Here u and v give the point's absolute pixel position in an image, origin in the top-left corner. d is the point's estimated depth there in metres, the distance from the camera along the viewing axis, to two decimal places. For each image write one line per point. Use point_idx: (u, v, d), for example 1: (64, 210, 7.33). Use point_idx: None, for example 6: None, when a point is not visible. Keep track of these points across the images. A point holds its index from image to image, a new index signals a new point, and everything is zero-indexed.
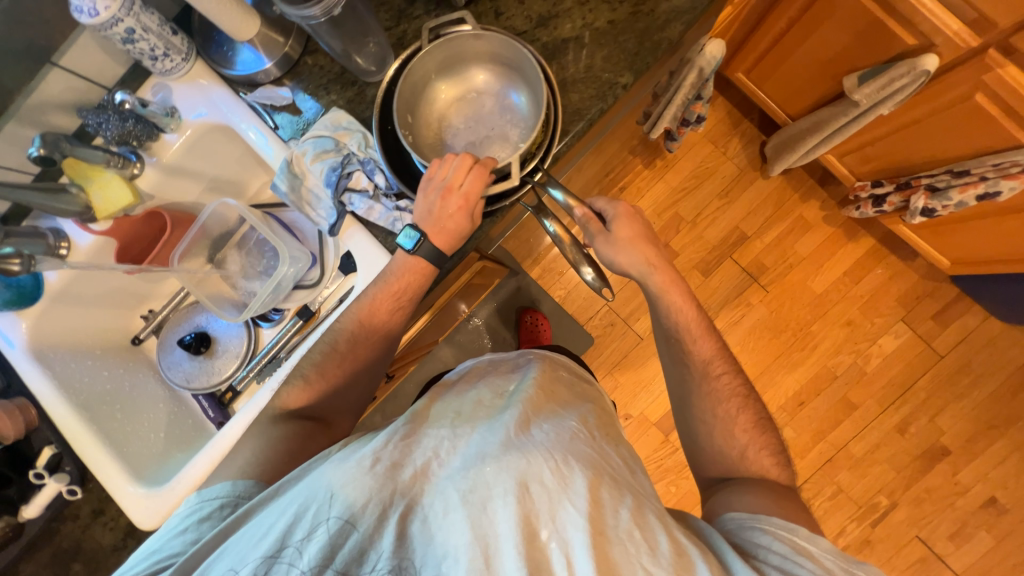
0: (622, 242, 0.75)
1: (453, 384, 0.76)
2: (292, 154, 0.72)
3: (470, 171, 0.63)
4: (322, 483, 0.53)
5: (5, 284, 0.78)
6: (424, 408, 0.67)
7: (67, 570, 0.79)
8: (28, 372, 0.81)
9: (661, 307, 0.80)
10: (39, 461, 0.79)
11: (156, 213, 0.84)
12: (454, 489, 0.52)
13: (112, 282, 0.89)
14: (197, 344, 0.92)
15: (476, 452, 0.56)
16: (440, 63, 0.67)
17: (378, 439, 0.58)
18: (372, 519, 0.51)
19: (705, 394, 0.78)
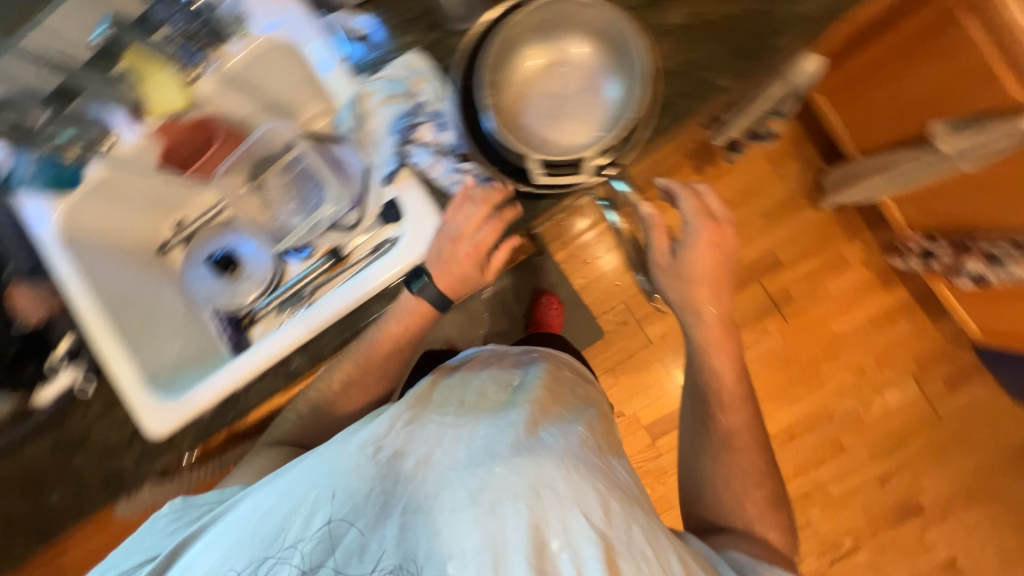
0: (693, 276, 0.72)
1: (465, 365, 0.80)
2: (362, 91, 0.68)
3: (486, 221, 0.63)
4: (334, 470, 0.61)
5: (45, 167, 0.76)
6: (431, 390, 0.71)
7: (72, 457, 0.81)
8: (56, 261, 0.79)
9: (703, 361, 0.75)
10: (59, 346, 0.79)
11: (209, 122, 0.81)
12: (462, 484, 0.55)
13: (150, 185, 0.86)
14: (225, 263, 0.93)
15: (484, 447, 0.58)
16: (538, 26, 0.62)
17: (388, 429, 0.63)
18: (375, 513, 0.56)
19: (725, 458, 0.75)
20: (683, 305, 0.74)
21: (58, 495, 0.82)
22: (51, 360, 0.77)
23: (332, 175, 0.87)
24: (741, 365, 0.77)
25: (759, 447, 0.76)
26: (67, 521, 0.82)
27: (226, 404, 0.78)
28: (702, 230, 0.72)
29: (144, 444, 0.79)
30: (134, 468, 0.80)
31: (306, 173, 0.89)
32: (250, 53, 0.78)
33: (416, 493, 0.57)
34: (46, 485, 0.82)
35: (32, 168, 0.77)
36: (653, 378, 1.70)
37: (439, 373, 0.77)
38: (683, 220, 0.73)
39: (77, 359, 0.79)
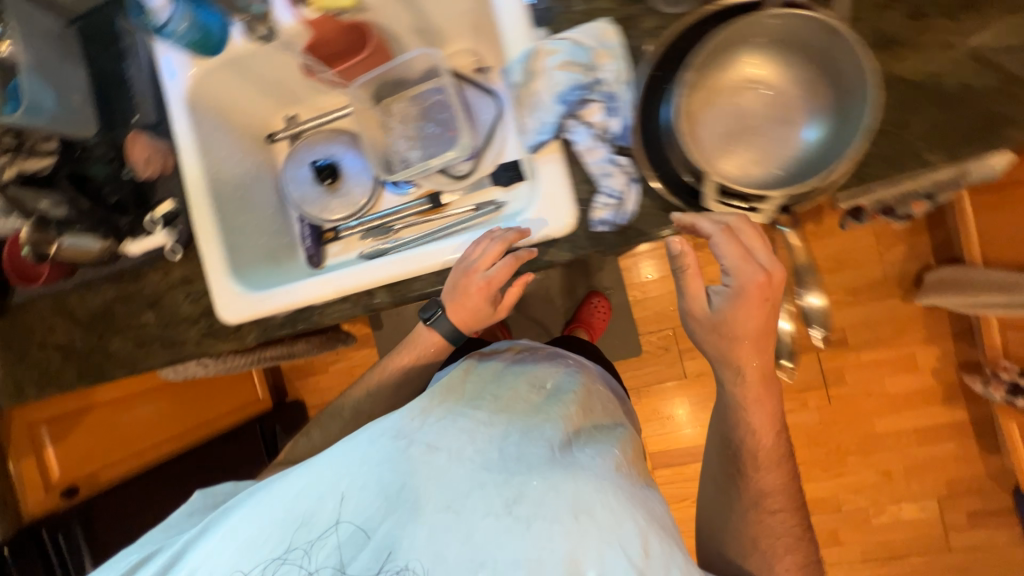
0: (731, 334, 0.60)
1: (500, 355, 0.82)
2: (541, 47, 0.62)
3: (501, 263, 0.65)
4: (361, 461, 0.61)
5: (195, 24, 0.72)
6: (463, 380, 0.73)
7: (143, 313, 0.83)
8: (177, 122, 0.78)
9: (743, 415, 0.68)
10: (156, 209, 0.78)
11: (365, 36, 0.78)
12: (496, 492, 0.57)
13: (282, 73, 0.84)
14: (323, 173, 0.89)
15: (518, 459, 0.60)
16: (770, 38, 0.55)
17: (420, 425, 0.64)
18: (405, 508, 0.57)
19: (755, 519, 0.68)
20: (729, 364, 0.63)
21: (120, 342, 0.84)
22: (148, 217, 0.78)
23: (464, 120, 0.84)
24: (780, 421, 0.70)
25: (794, 509, 0.69)
26: (121, 370, 0.85)
27: (296, 314, 0.77)
28: (749, 282, 0.56)
29: (211, 324, 0.80)
30: (195, 343, 0.81)
31: (436, 111, 0.85)
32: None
33: (445, 496, 0.57)
34: (112, 330, 0.85)
35: (180, 26, 0.71)
36: (674, 411, 1.67)
37: (473, 360, 0.79)
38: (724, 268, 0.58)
39: (172, 224, 0.78)
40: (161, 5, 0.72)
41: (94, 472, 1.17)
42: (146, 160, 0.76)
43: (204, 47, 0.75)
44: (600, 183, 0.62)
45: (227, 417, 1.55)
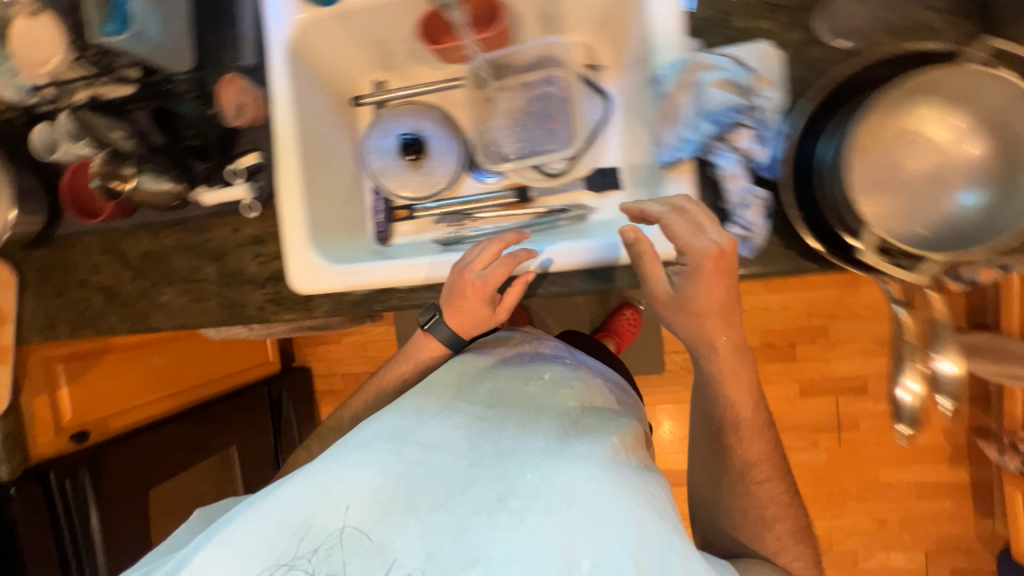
0: (696, 312, 0.60)
1: (500, 347, 0.78)
2: (700, 58, 0.59)
3: (495, 263, 0.68)
4: (351, 468, 0.58)
5: None
6: (459, 377, 0.70)
7: (203, 268, 0.77)
8: (275, 72, 0.72)
9: (716, 391, 0.66)
10: (239, 160, 0.72)
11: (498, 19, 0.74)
12: (488, 488, 0.56)
13: (388, 35, 0.78)
14: (411, 149, 0.85)
15: (509, 454, 0.59)
16: (966, 93, 0.52)
17: (415, 425, 0.63)
18: (399, 505, 0.55)
19: (744, 485, 0.68)
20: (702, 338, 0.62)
21: (172, 295, 0.79)
22: (230, 168, 0.72)
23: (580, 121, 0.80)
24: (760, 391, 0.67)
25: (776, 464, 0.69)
26: (168, 323, 0.79)
27: (374, 294, 0.74)
28: (704, 257, 0.56)
29: (278, 290, 0.75)
30: (257, 306, 0.76)
31: (549, 103, 0.81)
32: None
33: (440, 495, 0.56)
34: (165, 280, 0.79)
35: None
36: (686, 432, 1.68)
37: (470, 353, 0.75)
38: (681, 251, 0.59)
39: (255, 179, 0.73)
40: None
41: (104, 418, 1.11)
42: (245, 104, 0.70)
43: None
44: (737, 213, 0.59)
45: (236, 376, 1.49)
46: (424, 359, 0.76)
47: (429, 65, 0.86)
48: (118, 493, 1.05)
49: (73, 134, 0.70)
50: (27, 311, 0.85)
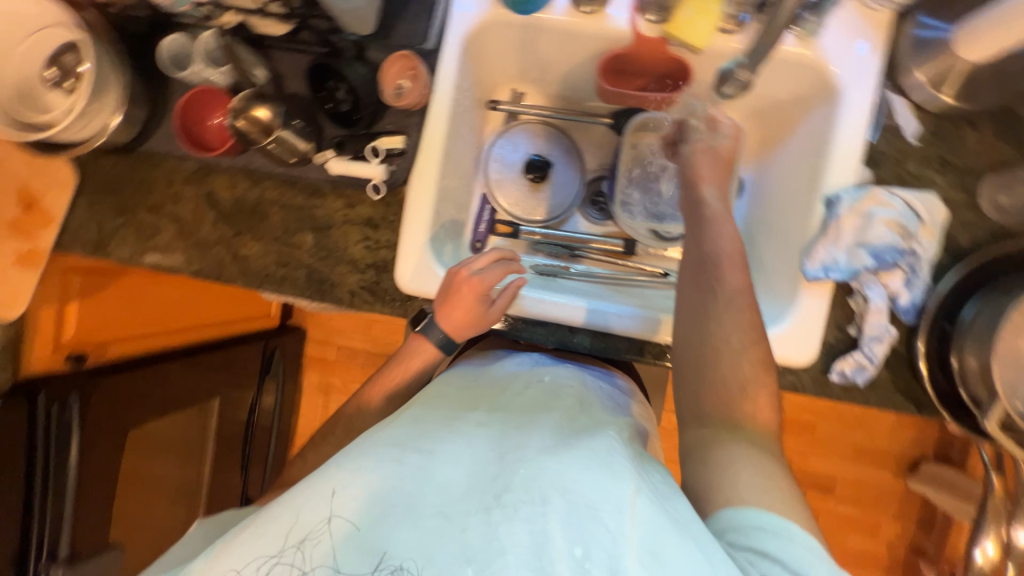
0: (717, 158, 0.67)
1: (500, 361, 0.69)
2: (877, 191, 0.62)
3: (486, 265, 0.67)
4: (344, 472, 0.46)
5: None
6: (462, 389, 0.60)
7: (298, 233, 0.72)
8: (447, 64, 0.68)
9: (700, 222, 0.62)
10: (382, 139, 0.68)
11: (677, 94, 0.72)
12: (485, 484, 0.45)
13: (557, 58, 0.76)
14: (537, 171, 0.83)
15: (510, 451, 0.48)
16: None
17: (414, 430, 0.51)
18: (384, 509, 0.44)
19: (720, 367, 0.54)
20: (699, 178, 0.66)
21: (258, 250, 0.73)
22: (371, 146, 0.68)
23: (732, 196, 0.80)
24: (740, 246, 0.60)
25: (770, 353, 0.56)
26: (246, 282, 0.73)
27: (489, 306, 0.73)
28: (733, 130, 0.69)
29: (377, 279, 0.71)
30: (350, 292, 0.72)
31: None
32: (802, 55, 0.65)
33: (435, 497, 0.44)
34: (254, 233, 0.73)
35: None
36: None
37: (467, 371, 0.65)
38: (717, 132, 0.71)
39: (391, 162, 0.69)
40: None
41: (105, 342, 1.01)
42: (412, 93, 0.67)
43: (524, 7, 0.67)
44: (862, 342, 0.63)
45: (242, 323, 1.37)
46: (417, 354, 0.69)
47: (574, 94, 0.84)
48: (102, 433, 0.92)
49: (211, 57, 0.68)
50: (76, 219, 0.76)
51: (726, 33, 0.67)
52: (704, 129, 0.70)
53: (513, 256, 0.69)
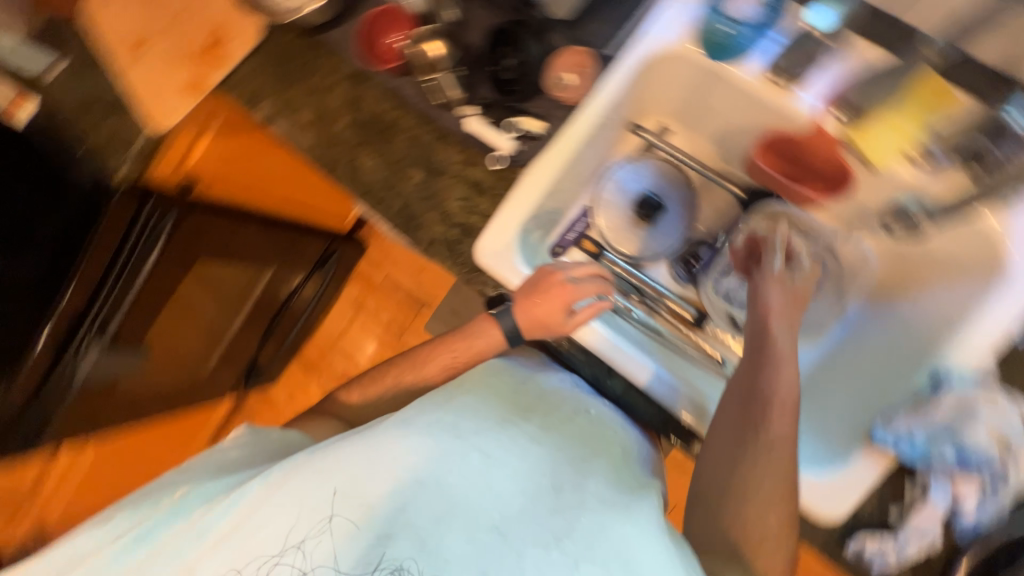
0: (789, 293, 0.67)
1: (550, 371, 0.73)
2: (1004, 398, 0.58)
3: (581, 276, 0.71)
4: (416, 454, 0.54)
5: (740, 30, 0.65)
6: (519, 395, 0.65)
7: (411, 166, 0.75)
8: (617, 75, 0.68)
9: (764, 363, 0.61)
10: (524, 119, 0.71)
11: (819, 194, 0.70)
12: (536, 514, 0.52)
13: (722, 112, 0.75)
14: (648, 211, 0.83)
15: (558, 487, 0.55)
16: None
17: (476, 427, 0.58)
18: (438, 512, 0.51)
19: None
20: (769, 314, 0.65)
21: (372, 165, 0.77)
22: (511, 120, 0.71)
23: (832, 323, 0.76)
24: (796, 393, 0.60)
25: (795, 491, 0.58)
26: (352, 189, 0.78)
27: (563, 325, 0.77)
28: (805, 275, 0.70)
29: (460, 239, 0.74)
30: (431, 239, 0.75)
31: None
32: (981, 218, 0.60)
33: (490, 507, 0.52)
34: (377, 150, 0.77)
35: (724, 25, 0.65)
36: None
37: (515, 369, 0.70)
38: (796, 259, 0.71)
39: (523, 142, 0.71)
40: (743, 7, 0.65)
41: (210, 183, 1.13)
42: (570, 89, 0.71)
43: (721, 57, 0.67)
44: (900, 528, 0.63)
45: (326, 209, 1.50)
46: (484, 337, 0.74)
47: (717, 149, 0.82)
48: (176, 248, 1.02)
49: None
50: (242, 71, 0.84)
51: (908, 161, 0.63)
52: (779, 260, 0.70)
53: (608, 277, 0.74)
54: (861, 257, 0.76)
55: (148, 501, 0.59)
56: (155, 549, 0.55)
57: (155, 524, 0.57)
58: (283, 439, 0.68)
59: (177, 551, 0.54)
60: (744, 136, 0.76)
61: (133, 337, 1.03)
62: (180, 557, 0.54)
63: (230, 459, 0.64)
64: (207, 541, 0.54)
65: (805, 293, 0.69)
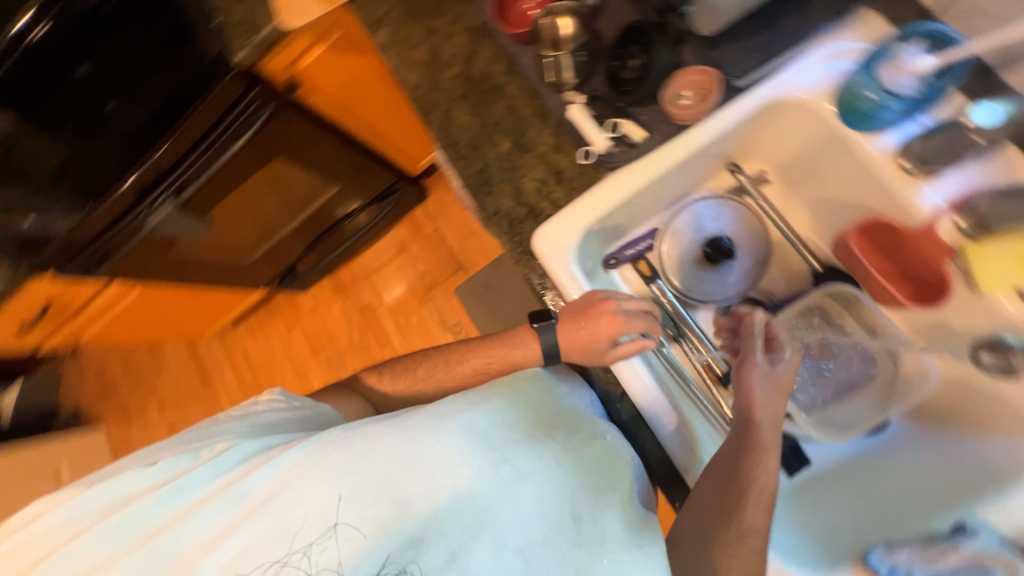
0: (766, 388, 0.63)
1: (570, 384, 0.76)
2: None
3: (634, 310, 0.69)
4: (454, 464, 0.62)
5: (889, 102, 0.60)
6: (548, 415, 0.70)
7: (501, 136, 0.76)
8: (734, 110, 0.65)
9: (743, 451, 0.59)
10: (626, 123, 0.69)
11: (910, 302, 0.66)
12: (556, 542, 0.60)
13: (833, 178, 0.71)
14: (716, 252, 0.78)
15: (573, 521, 0.62)
16: None
17: (509, 443, 0.66)
18: (460, 532, 0.58)
19: None
20: (749, 406, 0.62)
21: (465, 122, 0.78)
22: (613, 121, 0.69)
23: (860, 430, 0.72)
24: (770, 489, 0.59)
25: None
26: (439, 140, 0.79)
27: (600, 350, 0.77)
28: (787, 370, 0.65)
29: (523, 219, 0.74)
30: (496, 211, 0.75)
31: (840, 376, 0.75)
32: None
33: (515, 524, 0.60)
34: (473, 109, 0.78)
35: (874, 95, 0.60)
36: None
37: (549, 380, 0.75)
38: (781, 348, 0.67)
39: (617, 145, 0.69)
40: (904, 77, 0.58)
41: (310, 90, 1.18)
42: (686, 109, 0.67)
43: (856, 125, 0.63)
44: None
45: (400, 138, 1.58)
46: (522, 347, 0.77)
47: (810, 215, 0.78)
48: (258, 143, 1.17)
49: None
50: None
51: (1016, 295, 0.58)
52: (761, 349, 0.67)
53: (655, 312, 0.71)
54: (920, 373, 0.69)
55: (191, 452, 0.67)
56: (198, 500, 0.63)
57: (199, 479, 0.64)
58: (313, 409, 0.77)
59: (214, 509, 0.61)
60: (845, 211, 0.72)
61: (201, 207, 1.23)
62: (219, 515, 0.61)
63: (266, 419, 0.73)
64: (246, 503, 0.61)
65: (787, 383, 0.65)
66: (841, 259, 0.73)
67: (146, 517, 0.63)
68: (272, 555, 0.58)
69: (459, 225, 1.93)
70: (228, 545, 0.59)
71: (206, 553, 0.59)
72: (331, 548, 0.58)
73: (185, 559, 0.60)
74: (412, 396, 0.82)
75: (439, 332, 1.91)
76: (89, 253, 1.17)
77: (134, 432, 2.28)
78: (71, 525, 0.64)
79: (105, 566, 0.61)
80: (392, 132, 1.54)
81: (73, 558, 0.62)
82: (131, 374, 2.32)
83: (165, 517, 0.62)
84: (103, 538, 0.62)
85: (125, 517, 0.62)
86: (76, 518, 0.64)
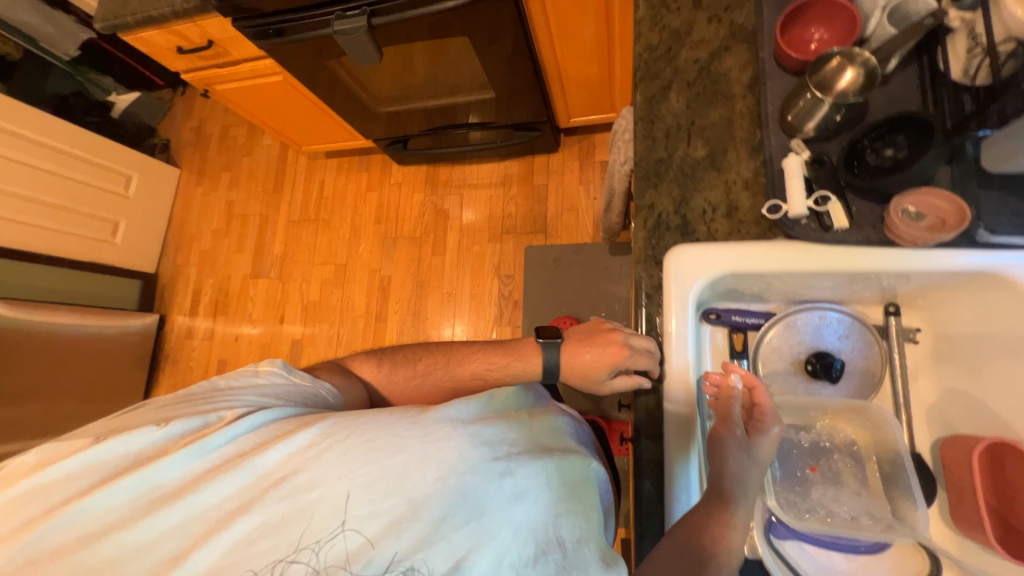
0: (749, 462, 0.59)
1: (559, 413, 0.81)
2: None
3: (639, 347, 0.68)
4: (462, 462, 0.57)
5: None
6: (561, 457, 0.64)
7: (700, 137, 0.72)
8: (939, 258, 0.60)
9: (713, 521, 0.56)
10: (835, 206, 0.62)
11: (999, 545, 0.59)
12: (543, 565, 0.52)
13: (996, 385, 0.64)
14: (824, 370, 0.73)
15: (554, 544, 0.54)
16: None
17: (519, 460, 0.60)
18: (463, 546, 0.52)
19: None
20: (728, 478, 0.59)
21: (676, 108, 0.74)
22: (825, 194, 0.62)
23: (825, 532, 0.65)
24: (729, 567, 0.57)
25: None
26: (640, 109, 0.75)
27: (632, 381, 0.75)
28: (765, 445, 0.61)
29: (668, 224, 0.71)
30: (650, 206, 0.72)
31: (851, 545, 0.70)
32: None
33: (512, 539, 0.53)
34: (691, 100, 0.73)
35: None
36: None
37: (527, 398, 0.77)
38: (764, 423, 0.61)
39: (808, 216, 0.64)
40: None
41: None
42: (909, 233, 0.58)
43: None
44: None
45: (571, 81, 1.53)
46: (523, 359, 0.80)
47: (935, 402, 0.71)
48: (461, 13, 1.15)
49: (894, 16, 0.63)
50: None
51: None
52: (743, 428, 0.62)
53: (654, 350, 0.68)
54: (914, 524, 0.64)
55: (200, 415, 0.60)
56: (207, 470, 0.56)
57: (207, 448, 0.57)
58: (312, 386, 0.73)
59: (231, 479, 0.55)
60: (980, 419, 0.66)
61: (380, 43, 1.24)
62: (233, 486, 0.55)
63: (268, 391, 0.68)
64: (262, 480, 0.55)
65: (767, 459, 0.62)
66: (944, 457, 0.67)
67: (151, 483, 0.55)
68: (281, 547, 0.51)
69: (567, 195, 1.89)
70: (244, 522, 0.52)
71: (218, 528, 0.52)
72: (338, 548, 0.51)
73: (195, 533, 0.52)
74: (409, 384, 0.83)
75: (489, 274, 1.93)
76: (267, 25, 1.23)
77: (199, 189, 2.44)
78: (66, 487, 0.55)
79: (105, 534, 0.52)
80: (572, 73, 1.49)
81: (65, 525, 0.52)
82: (223, 141, 2.46)
83: (175, 482, 0.55)
84: (101, 501, 0.53)
85: (130, 477, 0.54)
86: (64, 479, 0.55)
